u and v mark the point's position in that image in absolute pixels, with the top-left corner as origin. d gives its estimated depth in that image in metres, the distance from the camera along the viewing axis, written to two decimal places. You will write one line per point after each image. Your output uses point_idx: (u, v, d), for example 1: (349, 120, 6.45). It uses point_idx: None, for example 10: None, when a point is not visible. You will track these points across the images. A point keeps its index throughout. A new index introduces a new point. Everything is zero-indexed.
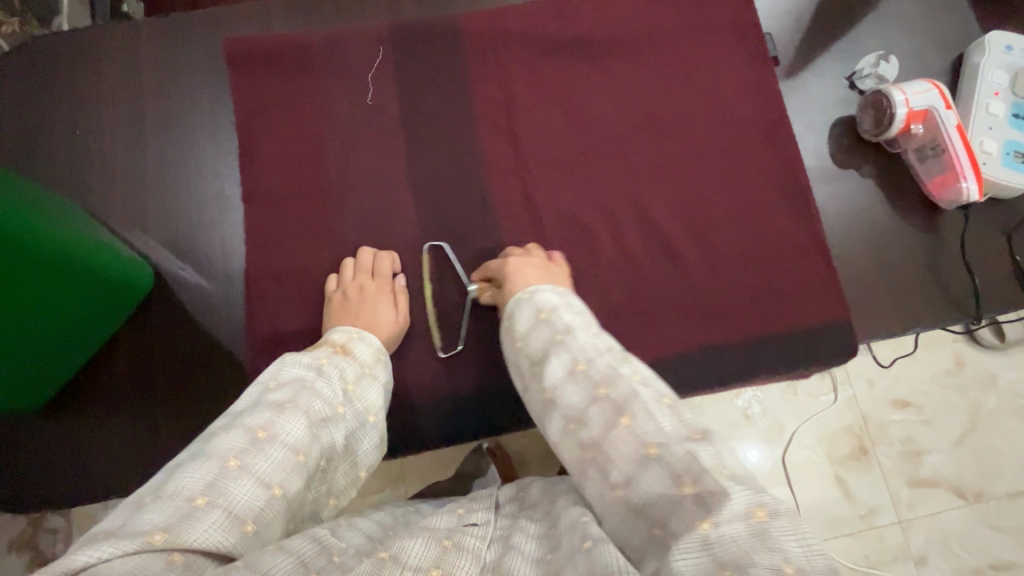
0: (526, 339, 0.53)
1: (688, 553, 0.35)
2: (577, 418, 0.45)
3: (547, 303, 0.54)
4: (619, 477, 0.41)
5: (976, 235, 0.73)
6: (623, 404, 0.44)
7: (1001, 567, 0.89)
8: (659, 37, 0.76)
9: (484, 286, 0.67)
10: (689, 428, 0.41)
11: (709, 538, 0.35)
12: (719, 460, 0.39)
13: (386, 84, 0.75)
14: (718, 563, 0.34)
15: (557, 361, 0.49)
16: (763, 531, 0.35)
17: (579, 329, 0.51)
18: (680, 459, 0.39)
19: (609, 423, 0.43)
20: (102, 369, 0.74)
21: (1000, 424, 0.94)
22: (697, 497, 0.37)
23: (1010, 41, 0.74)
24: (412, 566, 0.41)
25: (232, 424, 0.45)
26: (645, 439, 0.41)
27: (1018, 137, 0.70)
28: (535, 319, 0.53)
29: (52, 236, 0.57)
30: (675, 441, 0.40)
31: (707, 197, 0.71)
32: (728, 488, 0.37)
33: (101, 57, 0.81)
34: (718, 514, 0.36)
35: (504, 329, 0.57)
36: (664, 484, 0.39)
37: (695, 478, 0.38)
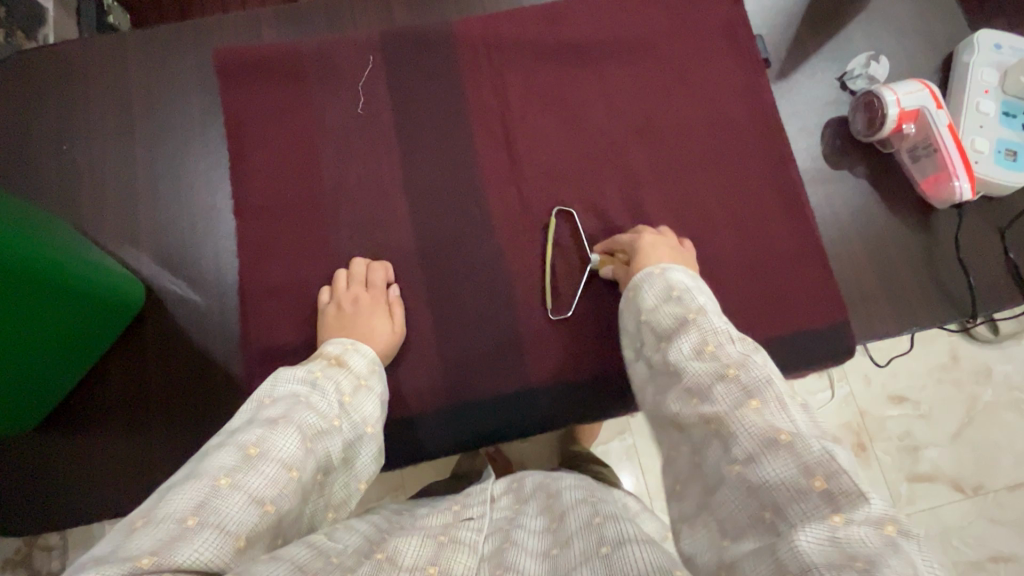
0: (652, 314, 0.52)
1: (812, 535, 0.34)
2: (699, 392, 0.44)
3: (680, 282, 0.53)
4: (740, 454, 0.39)
5: (971, 233, 0.73)
6: (754, 387, 0.42)
7: (1002, 560, 0.89)
8: (651, 41, 0.76)
9: (605, 260, 0.68)
10: (823, 429, 0.39)
11: (838, 533, 0.33)
12: (854, 468, 0.37)
13: (378, 92, 0.75)
14: (847, 556, 0.32)
15: (685, 337, 0.48)
16: (895, 543, 0.32)
17: (712, 312, 0.50)
18: (813, 453, 0.37)
19: (738, 403, 0.41)
20: (94, 386, 0.73)
21: (997, 417, 0.95)
22: (827, 491, 0.35)
23: (998, 40, 0.74)
24: (408, 566, 0.42)
25: (225, 442, 0.45)
26: (776, 425, 0.39)
27: (1009, 135, 0.71)
28: (665, 296, 0.52)
29: (44, 256, 0.56)
30: (809, 435, 0.38)
31: (702, 201, 0.71)
32: (867, 494, 0.35)
33: (89, 70, 0.80)
34: (850, 512, 0.34)
35: (626, 301, 0.57)
36: (791, 470, 0.37)
37: (829, 474, 0.36)
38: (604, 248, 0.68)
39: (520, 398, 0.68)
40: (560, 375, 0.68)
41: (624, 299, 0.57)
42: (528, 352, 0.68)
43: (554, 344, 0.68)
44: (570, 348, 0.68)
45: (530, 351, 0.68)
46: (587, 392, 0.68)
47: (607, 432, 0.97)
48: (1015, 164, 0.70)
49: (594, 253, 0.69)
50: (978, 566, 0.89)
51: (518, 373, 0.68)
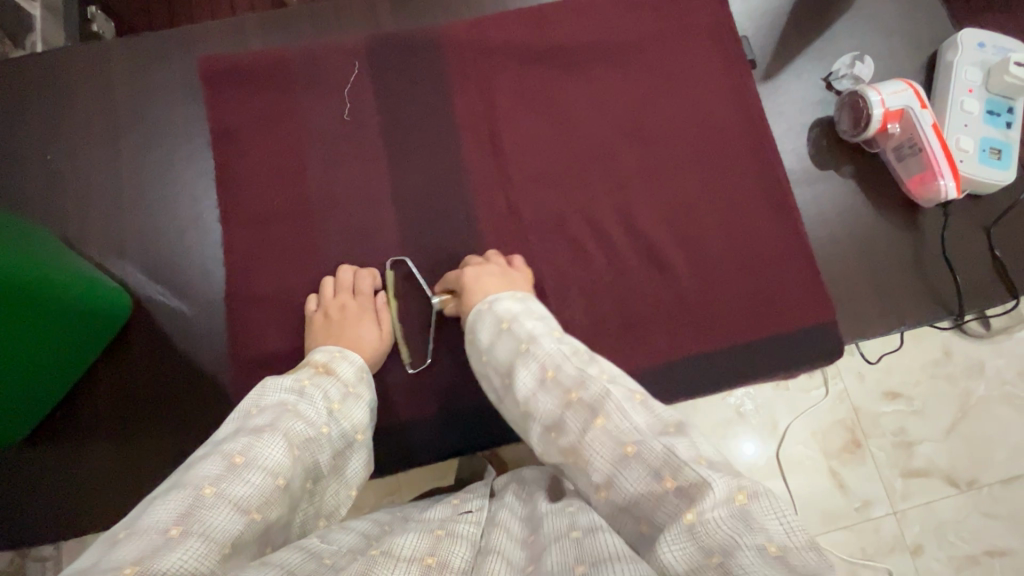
0: (492, 354, 0.52)
1: (674, 544, 0.35)
2: (555, 425, 0.45)
3: (507, 312, 0.53)
4: (600, 478, 0.41)
5: (957, 230, 0.73)
6: (593, 404, 0.43)
7: (996, 554, 0.90)
8: (637, 43, 0.76)
9: (448, 297, 0.66)
10: (663, 421, 0.41)
11: (694, 528, 0.34)
12: (694, 451, 0.39)
13: (364, 98, 0.75)
14: (705, 553, 0.34)
15: (524, 372, 0.48)
16: (746, 514, 0.34)
17: (542, 336, 0.50)
18: (657, 455, 0.38)
19: (585, 426, 0.43)
20: (83, 398, 0.73)
21: (989, 411, 0.95)
22: (677, 489, 0.37)
23: (982, 38, 0.74)
24: (405, 557, 0.40)
25: (211, 451, 0.45)
26: (621, 438, 0.41)
27: (993, 133, 0.72)
28: (497, 330, 0.53)
29: (30, 271, 0.57)
30: (650, 436, 0.40)
31: (690, 203, 0.71)
32: (709, 479, 0.36)
33: (75, 79, 0.80)
34: (700, 504, 0.35)
35: (468, 343, 0.56)
36: (642, 480, 0.39)
37: (674, 472, 0.37)
38: (443, 288, 0.67)
39: None
40: None
41: (468, 337, 0.57)
42: None
43: None
44: None
45: None
46: None
47: None
48: (999, 162, 0.71)
49: (437, 293, 0.68)
50: (973, 560, 0.89)
51: None
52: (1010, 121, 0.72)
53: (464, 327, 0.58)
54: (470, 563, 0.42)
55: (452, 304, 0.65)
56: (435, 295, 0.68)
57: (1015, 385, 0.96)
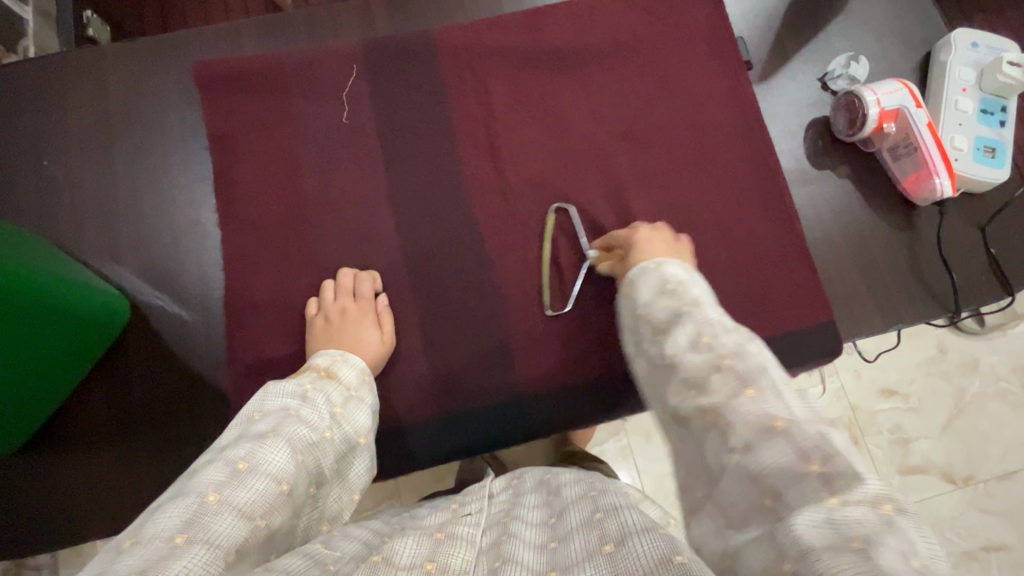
0: (647, 311, 0.49)
1: (811, 521, 0.33)
2: (696, 383, 0.42)
3: (675, 275, 0.50)
4: (737, 442, 0.37)
5: (952, 229, 0.74)
6: (750, 374, 0.40)
7: (993, 549, 0.90)
8: (633, 45, 0.76)
9: (603, 255, 0.67)
10: (818, 414, 0.38)
11: (835, 516, 0.32)
12: (850, 450, 0.36)
13: (362, 101, 0.75)
14: (844, 538, 0.32)
15: (680, 330, 0.45)
16: (892, 522, 0.32)
17: (708, 306, 0.47)
18: (809, 438, 0.36)
19: (733, 390, 0.39)
20: (80, 404, 0.72)
21: (984, 408, 0.96)
22: (823, 475, 0.34)
23: (974, 38, 0.75)
24: (404, 565, 0.41)
25: (215, 458, 0.44)
26: (770, 412, 0.38)
27: (986, 132, 0.72)
28: (660, 291, 0.50)
29: (29, 277, 0.56)
30: (805, 421, 0.37)
31: (687, 204, 0.71)
32: (863, 476, 0.34)
33: (69, 84, 0.79)
34: (847, 493, 0.33)
35: (622, 298, 0.54)
36: (787, 457, 0.35)
37: (825, 458, 0.35)
38: (601, 243, 0.67)
39: (511, 405, 0.68)
40: (550, 381, 0.68)
41: (622, 295, 0.54)
42: (518, 358, 0.68)
43: (543, 350, 0.68)
44: (559, 353, 0.68)
45: (521, 357, 0.68)
46: (577, 396, 0.68)
47: (601, 434, 0.98)
48: (993, 161, 0.72)
49: (595, 248, 0.68)
50: (970, 556, 0.90)
51: (509, 380, 0.68)
52: (1002, 120, 0.74)
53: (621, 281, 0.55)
54: (471, 563, 0.43)
55: (607, 261, 0.65)
56: (592, 250, 0.68)
57: (1010, 381, 0.97)
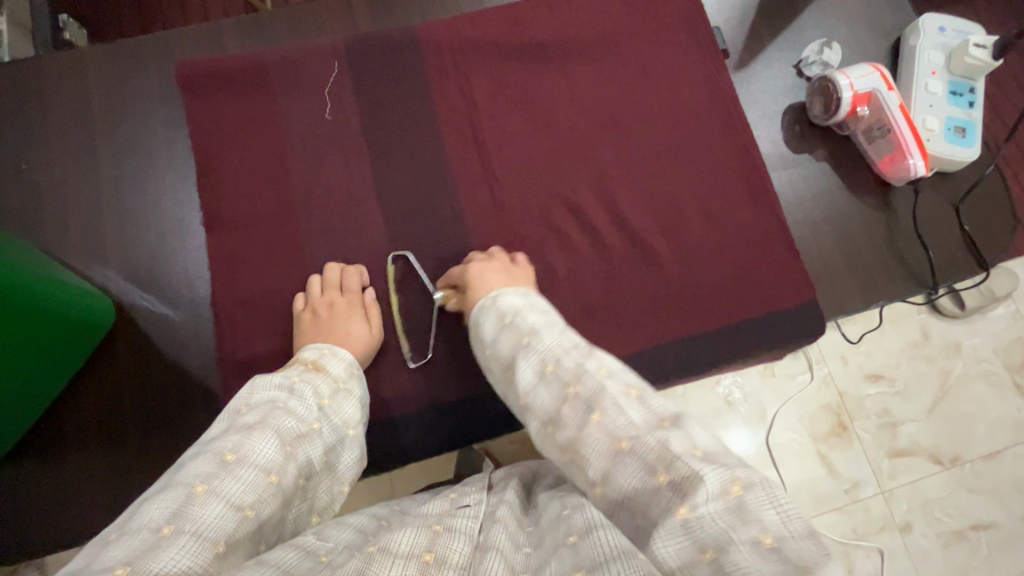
0: (493, 347, 0.52)
1: (672, 541, 0.34)
2: (552, 419, 0.44)
3: (510, 306, 0.53)
4: (596, 476, 0.41)
5: (928, 208, 0.76)
6: (591, 399, 0.43)
7: (982, 528, 0.92)
8: (611, 37, 0.77)
9: (450, 292, 0.66)
10: (658, 414, 0.41)
11: (690, 525, 0.33)
12: (688, 443, 0.38)
13: (345, 98, 0.75)
14: (699, 549, 0.33)
15: (526, 363, 0.48)
16: (742, 506, 0.33)
17: (545, 328, 0.50)
18: (651, 450, 0.38)
19: (581, 420, 0.43)
20: (67, 410, 0.71)
21: (967, 389, 0.98)
22: (671, 484, 0.36)
23: (942, 22, 0.77)
24: (403, 553, 0.40)
25: (203, 450, 0.44)
26: (616, 433, 0.40)
27: (956, 113, 0.75)
28: (500, 325, 0.53)
29: (32, 285, 0.58)
30: (645, 431, 0.39)
31: (671, 190, 0.73)
32: (701, 472, 0.35)
33: (47, 86, 0.79)
34: (692, 497, 0.34)
35: (473, 338, 0.56)
36: (641, 477, 0.38)
37: (667, 466, 0.37)
38: (445, 283, 0.67)
39: (504, 396, 0.68)
40: None
41: (471, 333, 0.57)
42: None
43: None
44: None
45: None
46: None
47: None
48: (963, 140, 0.74)
49: (441, 289, 0.67)
50: (960, 536, 0.92)
51: None
52: (970, 100, 0.76)
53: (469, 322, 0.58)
54: (467, 558, 0.41)
55: (454, 298, 0.65)
56: (438, 291, 0.67)
57: (992, 362, 0.99)
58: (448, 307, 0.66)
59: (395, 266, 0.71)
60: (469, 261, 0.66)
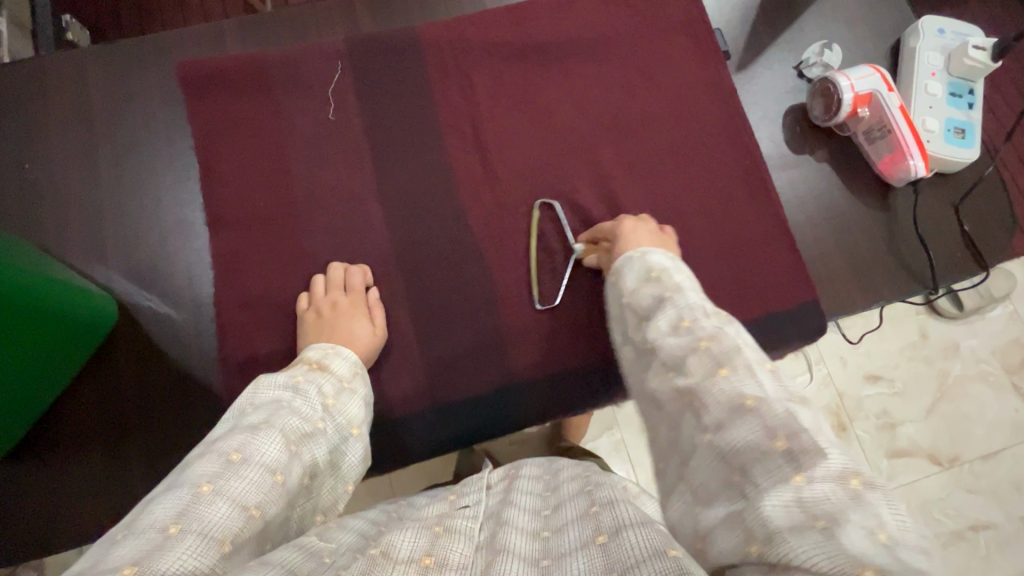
0: (632, 297, 0.51)
1: (779, 503, 0.33)
2: (674, 365, 0.43)
3: (659, 263, 0.51)
4: (710, 423, 0.38)
5: (927, 208, 0.76)
6: (724, 356, 0.41)
7: (981, 528, 0.92)
8: (613, 39, 0.77)
9: (590, 248, 0.68)
10: (791, 392, 0.39)
11: (802, 494, 0.33)
12: (818, 425, 0.37)
13: (348, 98, 0.75)
14: (810, 517, 0.32)
15: (664, 315, 0.47)
16: (860, 496, 0.33)
17: (689, 290, 0.48)
18: (781, 416, 0.37)
19: (709, 372, 0.40)
20: (67, 410, 0.71)
21: (966, 389, 0.98)
22: (789, 452, 0.35)
23: (941, 24, 0.78)
24: (403, 559, 0.40)
25: (208, 450, 0.44)
26: (743, 391, 0.39)
27: (956, 114, 0.75)
28: (644, 278, 0.51)
29: (34, 285, 0.58)
30: (775, 398, 0.38)
31: (672, 191, 0.73)
32: (827, 452, 0.35)
33: (48, 86, 0.79)
34: (812, 470, 0.34)
35: (609, 285, 0.55)
36: (755, 435, 0.36)
37: (791, 434, 0.36)
38: (588, 236, 0.69)
39: (506, 396, 0.68)
40: (543, 370, 0.68)
41: (608, 280, 0.56)
42: (512, 346, 0.69)
43: (535, 338, 0.69)
44: (551, 340, 0.69)
45: (514, 345, 0.69)
46: (571, 384, 0.68)
47: (595, 430, 0.98)
48: (962, 141, 0.74)
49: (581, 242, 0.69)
50: (959, 536, 0.92)
51: (504, 370, 0.68)
52: (969, 102, 0.76)
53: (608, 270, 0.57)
54: (469, 559, 0.42)
55: (594, 254, 0.67)
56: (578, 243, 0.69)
57: (990, 363, 0.99)
58: (585, 260, 0.68)
59: (397, 266, 0.71)
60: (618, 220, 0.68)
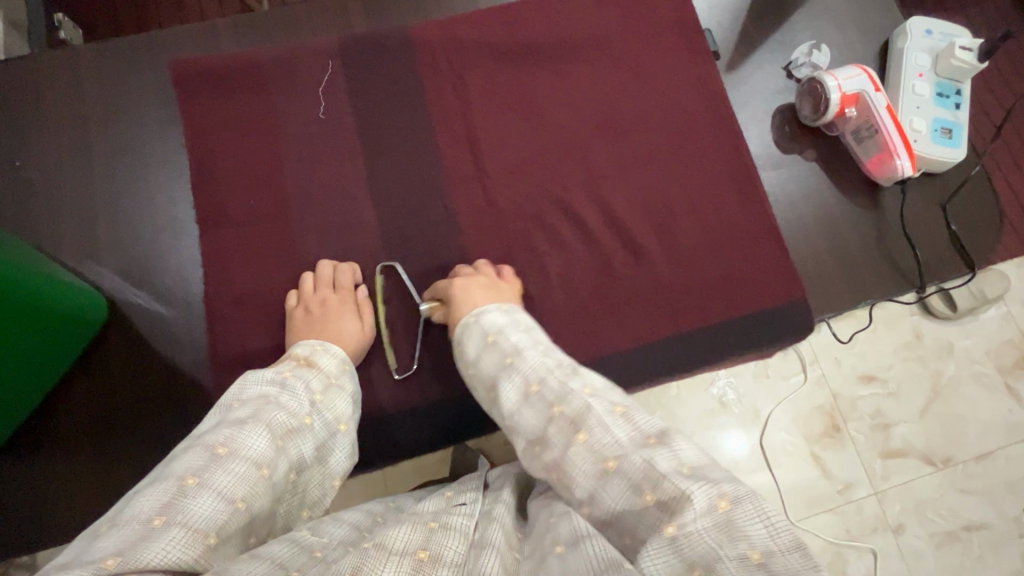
0: (476, 366, 0.54)
1: (659, 557, 0.36)
2: (539, 440, 0.45)
3: (493, 325, 0.54)
4: (584, 495, 0.42)
5: (916, 209, 0.77)
6: (579, 419, 0.44)
7: (974, 528, 0.93)
8: (603, 39, 0.78)
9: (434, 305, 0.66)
10: (644, 432, 0.42)
11: (675, 542, 0.35)
12: (676, 461, 0.39)
13: (340, 97, 0.75)
14: (687, 565, 0.34)
15: (510, 385, 0.49)
16: (730, 521, 0.35)
17: (528, 349, 0.51)
18: (637, 469, 0.39)
19: (567, 439, 0.43)
20: (60, 406, 0.71)
21: (959, 390, 0.99)
22: (659, 502, 0.37)
23: (929, 25, 0.78)
24: (399, 550, 0.40)
25: (194, 444, 0.44)
26: (602, 453, 0.42)
27: (943, 114, 0.76)
28: (482, 345, 0.54)
29: (30, 282, 0.59)
30: (632, 450, 0.41)
31: (662, 190, 0.73)
32: (689, 490, 0.37)
33: (41, 86, 0.79)
34: (681, 515, 0.36)
35: (457, 356, 0.57)
36: (625, 495, 0.39)
37: (654, 485, 0.38)
38: (430, 294, 0.67)
39: None
40: None
41: (455, 353, 0.58)
42: None
43: None
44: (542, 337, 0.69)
45: None
46: None
47: None
48: (949, 141, 0.75)
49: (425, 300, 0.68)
50: (953, 536, 0.92)
51: None
52: (957, 102, 0.77)
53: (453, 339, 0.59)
54: (463, 556, 0.41)
55: (439, 311, 0.65)
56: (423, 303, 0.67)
57: (983, 364, 1.00)
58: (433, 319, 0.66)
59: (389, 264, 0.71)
60: (455, 274, 0.66)
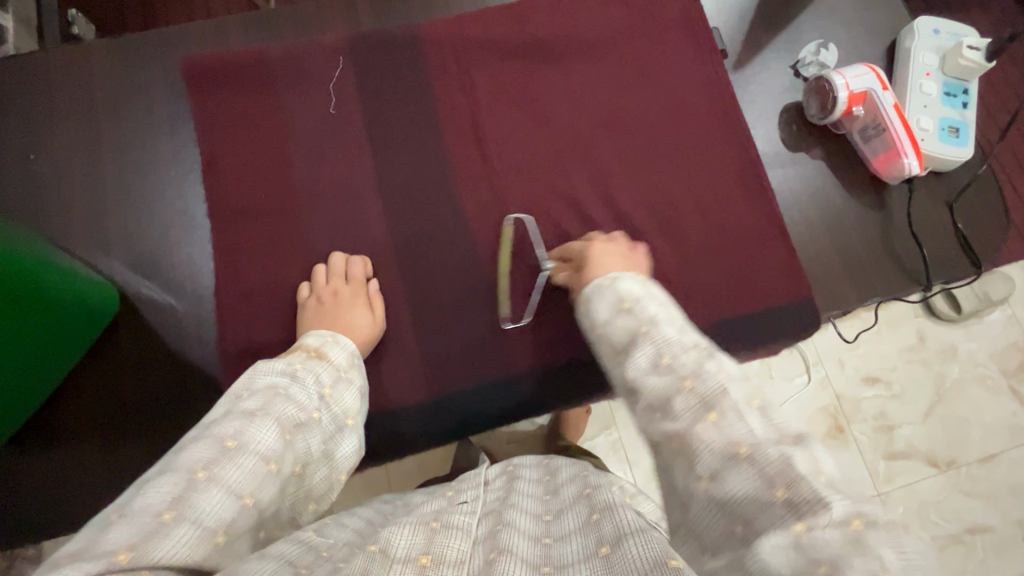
0: (605, 329, 0.49)
1: (775, 548, 0.33)
2: (660, 406, 0.41)
3: (629, 291, 0.50)
4: (704, 471, 0.38)
5: (922, 208, 0.77)
6: (712, 398, 0.39)
7: (977, 532, 0.92)
8: (611, 37, 0.78)
9: (560, 266, 0.68)
10: (783, 431, 0.37)
11: (802, 541, 0.32)
12: (815, 466, 0.35)
13: (349, 93, 0.76)
14: (813, 564, 0.32)
15: (641, 351, 0.45)
16: (862, 541, 0.32)
17: (664, 321, 0.46)
18: (774, 462, 0.36)
19: (696, 416, 0.39)
20: (70, 398, 0.72)
21: (963, 392, 0.99)
22: (789, 500, 0.34)
23: (937, 25, 0.79)
24: (401, 557, 0.40)
25: (203, 436, 0.44)
26: (734, 437, 0.37)
27: (951, 114, 0.76)
28: (616, 309, 0.49)
29: (42, 274, 0.59)
30: (767, 443, 0.37)
31: (669, 187, 0.74)
32: (828, 498, 0.33)
33: (53, 81, 0.80)
34: (813, 518, 0.33)
35: (581, 309, 0.54)
36: (754, 485, 0.36)
37: (789, 482, 0.35)
38: (557, 254, 0.68)
39: (501, 388, 0.68)
40: (539, 364, 0.69)
41: (580, 309, 0.54)
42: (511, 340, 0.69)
43: (533, 333, 0.69)
44: (548, 333, 0.69)
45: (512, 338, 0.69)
46: (566, 377, 0.69)
47: (593, 429, 0.98)
48: (957, 140, 0.75)
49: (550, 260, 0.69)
50: (956, 539, 0.92)
51: (501, 363, 0.69)
52: (964, 102, 0.77)
53: (579, 295, 0.55)
54: (465, 554, 0.41)
55: (563, 273, 0.66)
56: (548, 261, 0.69)
57: (988, 366, 0.99)
58: (556, 279, 0.67)
59: (396, 259, 0.72)
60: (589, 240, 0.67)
